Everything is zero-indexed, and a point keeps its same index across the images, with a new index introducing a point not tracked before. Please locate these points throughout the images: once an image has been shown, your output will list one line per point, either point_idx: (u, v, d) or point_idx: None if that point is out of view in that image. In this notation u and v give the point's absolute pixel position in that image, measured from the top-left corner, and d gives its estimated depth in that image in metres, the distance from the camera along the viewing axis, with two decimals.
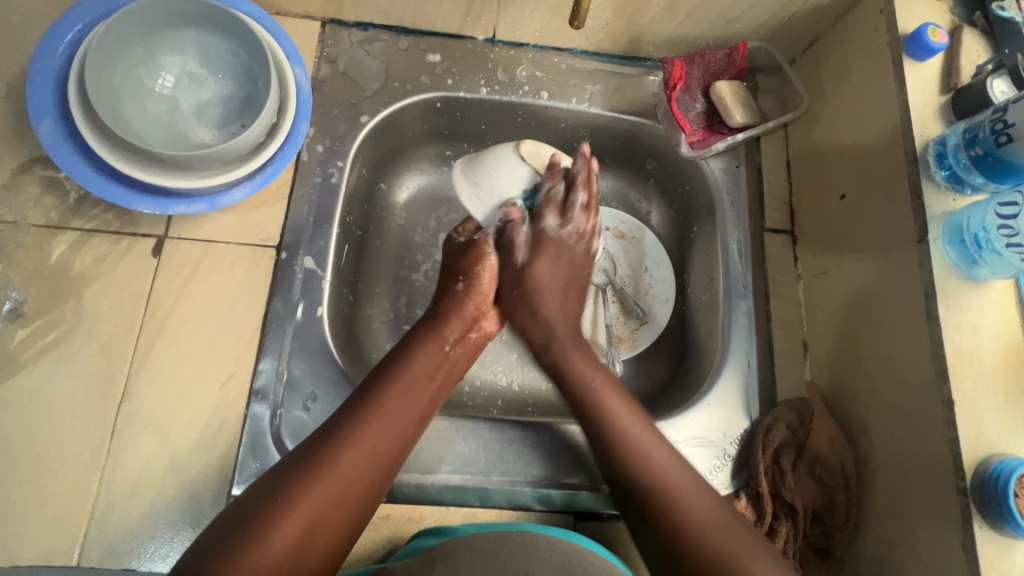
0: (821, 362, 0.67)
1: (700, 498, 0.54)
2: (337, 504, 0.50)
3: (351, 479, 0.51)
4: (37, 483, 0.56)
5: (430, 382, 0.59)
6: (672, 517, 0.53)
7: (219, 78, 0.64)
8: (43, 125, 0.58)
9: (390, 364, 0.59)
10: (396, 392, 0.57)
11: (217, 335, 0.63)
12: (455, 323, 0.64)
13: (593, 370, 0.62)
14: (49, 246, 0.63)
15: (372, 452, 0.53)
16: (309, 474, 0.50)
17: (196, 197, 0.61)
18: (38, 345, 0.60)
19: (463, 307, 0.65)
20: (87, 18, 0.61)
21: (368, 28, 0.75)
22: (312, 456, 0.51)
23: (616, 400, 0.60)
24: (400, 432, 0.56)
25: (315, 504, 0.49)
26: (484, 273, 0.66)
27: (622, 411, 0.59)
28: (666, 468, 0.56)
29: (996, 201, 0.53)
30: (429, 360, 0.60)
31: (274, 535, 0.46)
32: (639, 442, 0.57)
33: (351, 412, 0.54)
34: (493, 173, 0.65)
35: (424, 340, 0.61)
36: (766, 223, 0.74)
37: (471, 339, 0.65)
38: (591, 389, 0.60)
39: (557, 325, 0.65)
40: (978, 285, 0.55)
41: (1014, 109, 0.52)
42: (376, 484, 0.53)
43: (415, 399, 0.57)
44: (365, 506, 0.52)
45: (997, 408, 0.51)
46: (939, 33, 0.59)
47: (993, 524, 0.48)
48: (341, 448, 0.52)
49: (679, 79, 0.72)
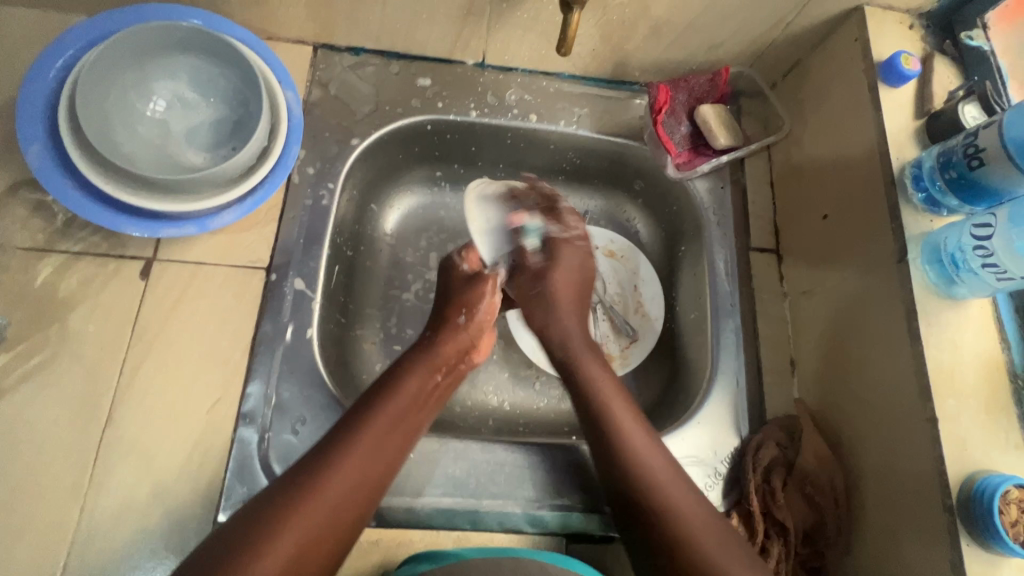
0: (809, 379, 0.68)
1: (710, 523, 0.54)
2: (319, 537, 0.49)
3: (336, 509, 0.50)
4: (16, 512, 0.55)
5: (419, 411, 0.59)
6: (680, 539, 0.53)
7: (211, 102, 0.64)
8: (32, 149, 0.58)
9: (379, 390, 0.58)
10: (383, 421, 0.56)
11: (206, 358, 0.63)
12: (448, 349, 0.63)
13: (614, 396, 0.62)
14: (35, 269, 0.62)
15: (359, 481, 0.52)
16: (291, 506, 0.49)
17: (186, 220, 0.61)
18: (22, 369, 0.59)
19: (459, 340, 0.64)
20: (79, 43, 0.61)
21: (360, 53, 0.76)
22: (296, 485, 0.50)
23: (626, 418, 0.60)
24: (386, 460, 0.55)
25: (297, 536, 0.48)
26: (483, 304, 0.66)
27: (634, 428, 0.60)
28: (673, 492, 0.56)
29: (971, 222, 0.54)
30: (418, 388, 0.59)
31: (254, 573, 0.45)
32: (648, 465, 0.57)
33: (335, 440, 0.54)
34: (497, 213, 0.72)
35: (415, 366, 0.61)
36: (751, 242, 0.75)
37: (461, 368, 0.64)
38: (605, 408, 0.61)
39: (569, 325, 0.67)
40: (957, 303, 0.56)
41: (986, 134, 0.54)
42: (361, 515, 0.52)
43: (401, 427, 0.57)
44: (350, 537, 0.51)
45: (979, 425, 0.52)
46: (911, 61, 0.62)
47: (980, 542, 0.49)
48: (325, 478, 0.51)
49: (664, 103, 0.74)
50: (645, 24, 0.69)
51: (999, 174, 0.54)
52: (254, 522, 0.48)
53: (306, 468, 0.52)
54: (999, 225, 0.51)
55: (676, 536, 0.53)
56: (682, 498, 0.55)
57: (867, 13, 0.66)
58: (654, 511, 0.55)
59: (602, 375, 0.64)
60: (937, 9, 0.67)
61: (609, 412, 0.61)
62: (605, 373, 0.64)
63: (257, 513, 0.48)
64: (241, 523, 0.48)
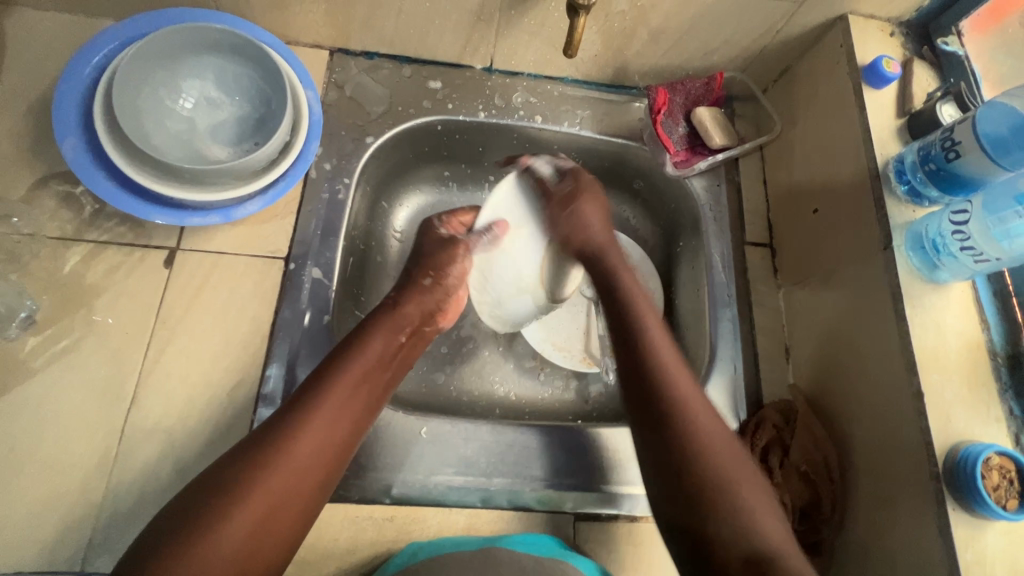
0: (803, 365, 0.71)
1: (733, 449, 0.55)
2: (294, 493, 0.50)
3: (310, 464, 0.51)
4: (46, 489, 0.57)
5: (384, 372, 0.60)
6: (691, 438, 0.55)
7: (235, 100, 0.68)
8: (67, 142, 0.62)
9: (344, 351, 0.59)
10: (350, 379, 0.57)
11: (227, 342, 0.65)
12: (411, 313, 0.66)
13: (660, 333, 0.63)
14: (63, 257, 0.65)
15: (333, 436, 0.53)
16: (267, 462, 0.49)
17: (211, 210, 0.64)
18: (49, 352, 0.61)
19: (423, 306, 0.68)
20: (113, 44, 0.65)
21: (373, 57, 0.80)
22: (261, 448, 0.50)
23: (666, 348, 0.62)
24: (354, 417, 0.56)
25: (274, 492, 0.48)
26: (454, 269, 0.71)
27: (659, 330, 0.63)
28: (707, 415, 0.57)
29: (949, 210, 0.58)
30: (383, 350, 0.61)
31: (227, 531, 0.45)
32: (682, 387, 0.58)
33: (304, 397, 0.54)
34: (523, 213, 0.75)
35: (378, 329, 0.62)
36: (746, 237, 0.79)
37: (425, 332, 0.68)
38: (639, 321, 0.63)
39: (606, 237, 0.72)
40: (940, 286, 0.59)
41: (960, 129, 0.58)
42: (333, 471, 0.53)
43: (369, 383, 0.58)
44: (322, 492, 0.52)
45: (962, 399, 0.56)
46: (892, 65, 0.67)
47: (966, 507, 0.52)
48: (298, 432, 0.51)
49: (662, 104, 0.79)
50: (644, 30, 0.73)
51: (975, 166, 0.57)
52: (224, 484, 0.47)
53: (275, 428, 0.52)
54: (974, 212, 0.55)
55: (698, 446, 0.54)
56: (713, 421, 0.56)
57: (851, 21, 0.71)
58: (684, 423, 0.55)
59: (650, 317, 0.64)
60: (916, 17, 0.72)
61: (651, 340, 0.62)
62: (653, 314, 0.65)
63: (234, 466, 0.49)
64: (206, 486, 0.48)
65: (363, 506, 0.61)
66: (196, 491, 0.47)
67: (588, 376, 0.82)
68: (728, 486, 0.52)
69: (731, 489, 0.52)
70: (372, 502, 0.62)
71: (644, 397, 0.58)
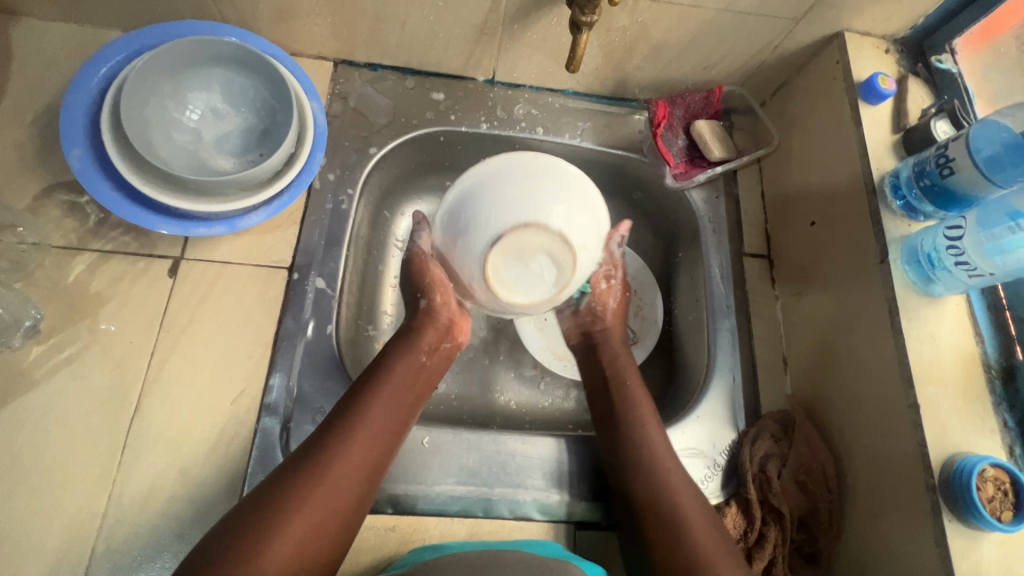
0: (800, 376, 0.72)
1: (688, 491, 0.61)
2: (330, 517, 0.53)
3: (342, 494, 0.54)
4: (49, 498, 0.57)
5: (409, 391, 0.62)
6: (645, 451, 0.63)
7: (241, 112, 0.69)
8: (74, 153, 0.62)
9: (370, 376, 0.61)
10: (374, 407, 0.59)
11: (230, 352, 0.65)
12: (429, 332, 0.66)
13: (635, 386, 0.68)
14: (68, 266, 0.65)
15: (362, 462, 0.56)
16: (305, 489, 0.52)
17: (216, 220, 0.65)
18: (53, 362, 0.62)
19: (437, 325, 0.67)
20: (120, 55, 0.66)
21: (377, 68, 0.81)
22: (298, 475, 0.53)
23: (642, 401, 0.67)
24: (385, 437, 0.59)
25: (310, 518, 0.51)
26: (438, 294, 0.66)
27: (620, 351, 0.72)
28: (664, 460, 0.63)
29: (944, 225, 0.59)
30: (407, 376, 0.63)
31: (269, 555, 0.48)
32: (646, 435, 0.64)
33: (335, 428, 0.57)
34: (466, 204, 0.56)
35: (402, 351, 0.64)
36: (744, 248, 0.80)
37: (443, 349, 0.68)
38: (607, 347, 0.72)
39: (618, 348, 0.72)
40: (935, 299, 0.61)
41: (954, 146, 0.59)
42: (368, 491, 0.56)
43: (395, 407, 0.60)
44: (356, 515, 0.55)
45: (957, 411, 0.57)
46: (887, 82, 0.68)
47: (962, 519, 0.52)
48: (329, 463, 0.54)
49: (663, 117, 0.81)
50: (645, 45, 0.74)
51: (968, 183, 0.59)
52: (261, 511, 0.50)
53: (311, 457, 0.55)
54: (968, 228, 0.56)
55: (654, 487, 0.61)
56: (670, 468, 0.62)
57: (847, 38, 0.72)
58: (641, 467, 0.62)
59: (628, 371, 0.70)
60: (910, 35, 0.73)
61: (623, 388, 0.68)
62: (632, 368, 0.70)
63: (271, 493, 0.52)
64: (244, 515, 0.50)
65: (366, 515, 0.62)
66: (231, 521, 0.50)
67: None
68: (677, 520, 0.58)
69: (678, 523, 0.58)
70: (374, 512, 0.62)
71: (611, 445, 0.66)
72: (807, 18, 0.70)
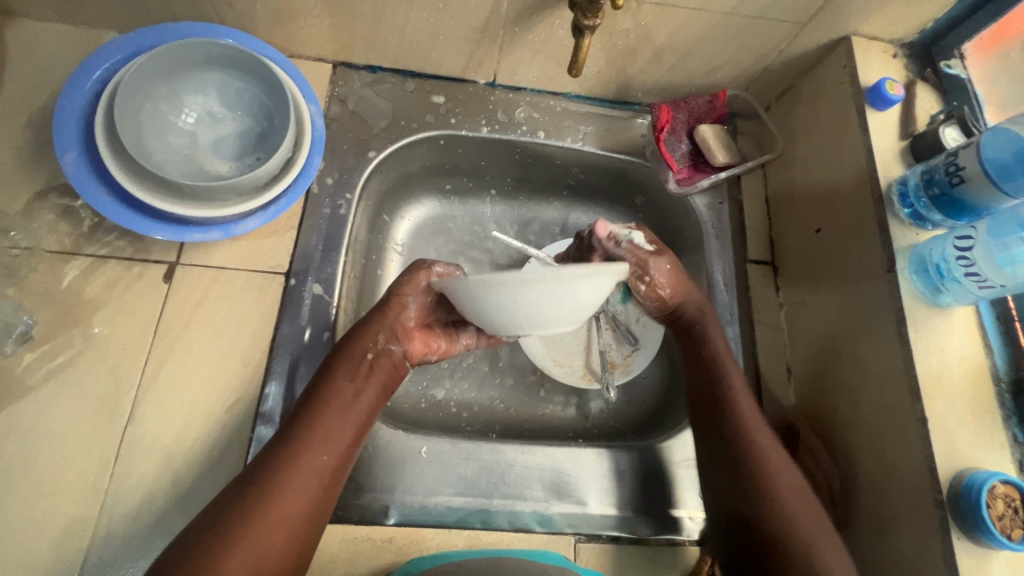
0: (804, 386, 0.71)
1: (781, 459, 0.60)
2: (275, 538, 0.50)
3: (285, 522, 0.51)
4: (40, 508, 0.56)
5: (356, 403, 0.59)
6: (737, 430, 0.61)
7: (238, 115, 0.68)
8: (67, 157, 0.61)
9: (313, 392, 0.58)
10: (314, 425, 0.56)
11: (226, 359, 0.64)
12: (380, 334, 0.62)
13: (727, 355, 0.66)
14: (62, 271, 0.64)
15: (303, 485, 0.53)
16: (244, 511, 0.50)
17: (212, 226, 0.64)
18: (45, 369, 0.61)
19: (392, 330, 0.63)
20: (115, 58, 0.65)
21: (377, 71, 0.80)
22: (236, 506, 0.50)
23: (735, 372, 0.65)
24: (324, 458, 0.55)
25: (251, 550, 0.49)
26: (410, 302, 0.63)
27: (711, 322, 0.69)
28: (758, 430, 0.61)
29: (953, 235, 0.57)
30: (352, 387, 0.59)
31: None
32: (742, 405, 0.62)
33: (276, 446, 0.54)
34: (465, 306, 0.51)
35: (345, 359, 0.60)
36: (748, 254, 0.79)
37: (391, 353, 0.63)
38: (694, 316, 0.69)
39: (708, 319, 0.69)
40: (943, 310, 0.59)
41: (965, 154, 0.58)
42: (316, 511, 0.54)
43: (337, 423, 0.57)
44: (307, 538, 0.53)
45: (965, 424, 0.56)
46: (895, 87, 0.67)
47: (971, 536, 0.52)
48: (269, 491, 0.51)
49: (666, 122, 0.78)
50: (648, 49, 0.73)
51: (978, 192, 0.57)
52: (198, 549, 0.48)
53: (250, 483, 0.52)
54: (979, 238, 0.55)
55: (750, 455, 0.59)
56: (767, 438, 0.60)
57: (854, 42, 0.71)
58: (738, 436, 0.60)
59: (719, 342, 0.67)
60: (918, 39, 0.72)
61: (715, 358, 0.66)
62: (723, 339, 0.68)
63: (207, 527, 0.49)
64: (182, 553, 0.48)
65: (362, 526, 0.61)
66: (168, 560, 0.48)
67: (588, 393, 0.81)
68: (771, 489, 0.57)
69: (770, 491, 0.57)
70: (371, 523, 0.61)
71: (705, 412, 0.64)
72: (813, 21, 0.69)
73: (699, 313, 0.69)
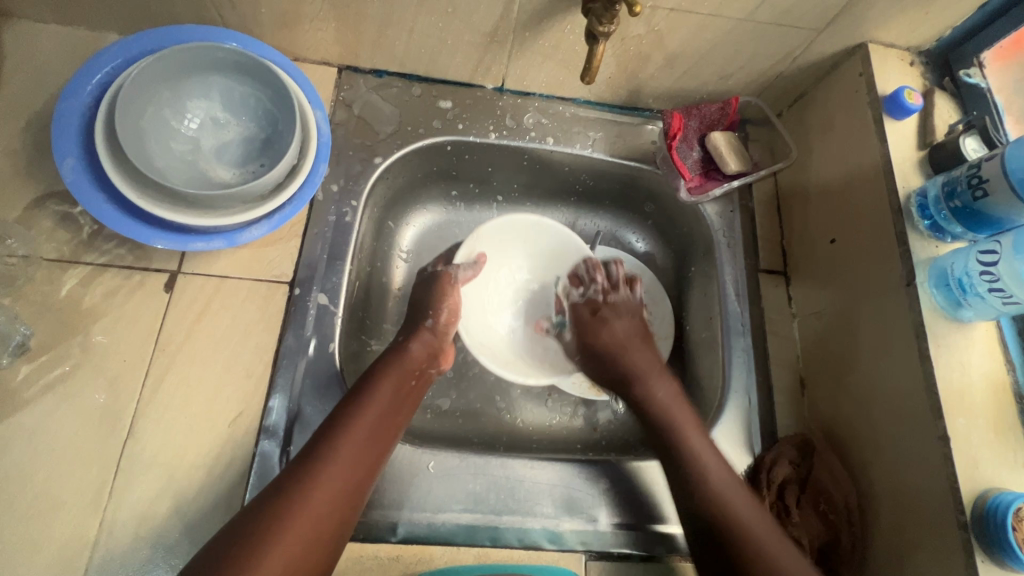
0: (818, 399, 0.70)
1: (764, 524, 0.57)
2: (318, 530, 0.51)
3: (326, 515, 0.52)
4: (36, 526, 0.54)
5: (396, 414, 0.61)
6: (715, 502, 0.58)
7: (242, 121, 0.66)
8: (66, 163, 0.60)
9: (359, 391, 0.60)
10: (362, 424, 0.58)
11: (229, 370, 0.63)
12: (419, 350, 0.67)
13: (677, 407, 0.66)
14: (60, 280, 0.62)
15: (344, 485, 0.54)
16: (289, 500, 0.51)
17: (215, 234, 0.62)
18: (43, 381, 0.59)
19: (430, 344, 0.68)
20: (116, 61, 0.63)
21: (383, 75, 0.78)
22: (282, 495, 0.51)
23: (690, 427, 0.64)
24: (369, 455, 0.57)
25: (297, 537, 0.50)
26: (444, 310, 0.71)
27: (653, 375, 0.69)
28: (728, 485, 0.59)
29: (976, 249, 0.56)
30: (394, 389, 0.62)
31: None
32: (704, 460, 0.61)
33: (321, 440, 0.56)
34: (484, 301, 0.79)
35: (388, 369, 0.63)
36: (760, 264, 0.78)
37: (429, 374, 0.68)
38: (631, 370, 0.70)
39: (639, 367, 0.70)
40: (964, 325, 0.58)
41: (988, 166, 0.57)
42: (354, 507, 0.54)
43: (382, 425, 0.59)
44: (340, 536, 0.53)
45: (988, 443, 0.54)
46: (914, 96, 0.65)
47: (995, 559, 0.50)
48: (311, 484, 0.53)
49: (678, 129, 0.76)
50: (660, 55, 0.72)
51: (1002, 205, 0.56)
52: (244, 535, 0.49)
53: (295, 474, 0.53)
54: (1003, 253, 0.54)
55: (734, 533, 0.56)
56: (738, 492, 0.59)
57: (871, 49, 0.70)
58: (705, 498, 0.59)
59: (667, 396, 0.67)
60: (935, 47, 0.71)
61: (665, 415, 0.65)
62: (673, 390, 0.68)
63: (249, 521, 0.50)
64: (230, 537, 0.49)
65: (368, 544, 0.59)
66: (207, 557, 0.47)
67: (599, 404, 0.79)
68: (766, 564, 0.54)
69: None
70: (377, 540, 0.60)
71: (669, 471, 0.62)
72: (829, 28, 0.68)
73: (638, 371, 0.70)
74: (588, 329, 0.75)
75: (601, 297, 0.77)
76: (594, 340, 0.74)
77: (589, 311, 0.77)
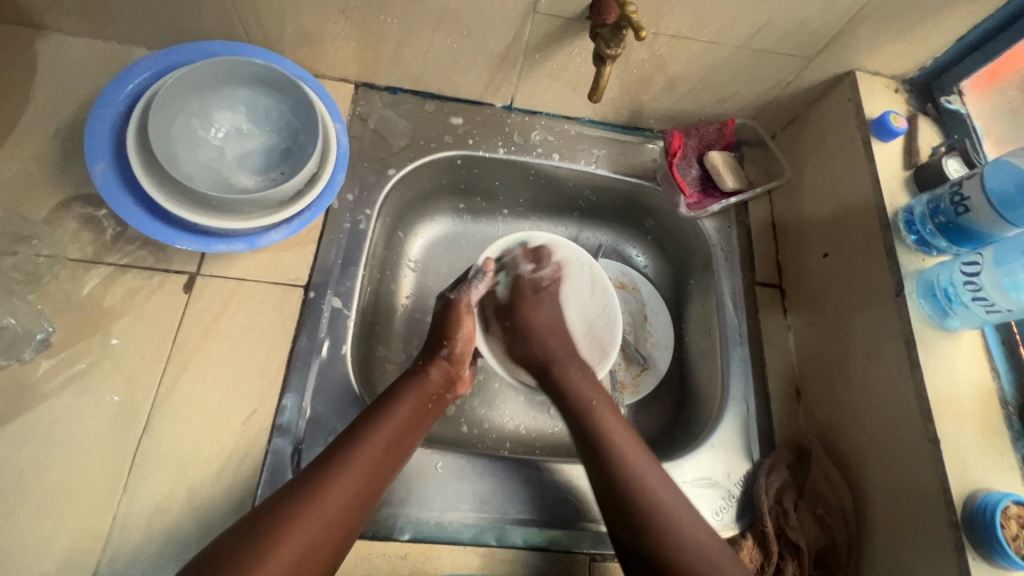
0: (814, 408, 0.72)
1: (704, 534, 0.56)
2: (321, 536, 0.52)
3: (333, 523, 0.53)
4: (50, 519, 0.55)
5: (410, 433, 0.62)
6: (649, 511, 0.56)
7: (265, 131, 0.69)
8: (97, 167, 0.62)
9: (376, 408, 0.62)
10: (382, 437, 0.59)
11: (244, 369, 0.65)
12: (435, 373, 0.68)
13: (614, 419, 0.64)
14: (82, 279, 0.64)
15: (358, 492, 0.55)
16: (300, 503, 0.52)
17: (236, 238, 0.65)
18: (63, 376, 0.60)
19: (448, 372, 0.69)
20: (148, 72, 0.67)
21: (397, 92, 0.82)
22: (293, 495, 0.53)
23: (651, 472, 0.59)
24: (378, 470, 0.58)
25: (304, 541, 0.50)
26: (460, 337, 0.72)
27: (587, 387, 0.68)
28: (696, 528, 0.56)
29: (960, 261, 0.60)
30: (413, 410, 0.63)
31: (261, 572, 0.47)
32: (667, 506, 0.57)
33: (336, 451, 0.57)
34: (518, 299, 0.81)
35: (406, 390, 0.65)
36: (756, 277, 0.81)
37: (444, 398, 0.69)
38: (565, 379, 0.69)
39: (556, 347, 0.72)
40: (951, 333, 0.61)
41: (969, 185, 0.61)
42: (356, 518, 0.55)
43: (396, 443, 0.60)
44: (345, 542, 0.54)
45: (976, 445, 0.57)
46: (898, 120, 0.70)
47: (986, 556, 0.53)
48: (323, 492, 0.53)
49: (678, 147, 0.80)
50: (661, 78, 0.76)
51: (984, 221, 0.60)
52: (253, 533, 0.49)
53: (308, 479, 0.54)
54: (985, 264, 0.57)
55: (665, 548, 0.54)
56: (681, 511, 0.57)
57: (858, 77, 0.74)
58: (655, 533, 0.55)
59: (605, 409, 0.65)
60: (919, 76, 0.76)
61: (630, 463, 0.60)
62: (606, 401, 0.67)
63: (261, 518, 0.51)
64: (241, 533, 0.50)
65: (377, 542, 0.60)
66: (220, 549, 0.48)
67: None
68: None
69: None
70: (386, 539, 0.61)
71: (621, 520, 0.57)
72: (820, 56, 0.72)
73: (584, 394, 0.67)
74: (524, 301, 0.76)
75: (542, 282, 0.77)
76: (525, 311, 0.75)
77: (531, 288, 0.77)
